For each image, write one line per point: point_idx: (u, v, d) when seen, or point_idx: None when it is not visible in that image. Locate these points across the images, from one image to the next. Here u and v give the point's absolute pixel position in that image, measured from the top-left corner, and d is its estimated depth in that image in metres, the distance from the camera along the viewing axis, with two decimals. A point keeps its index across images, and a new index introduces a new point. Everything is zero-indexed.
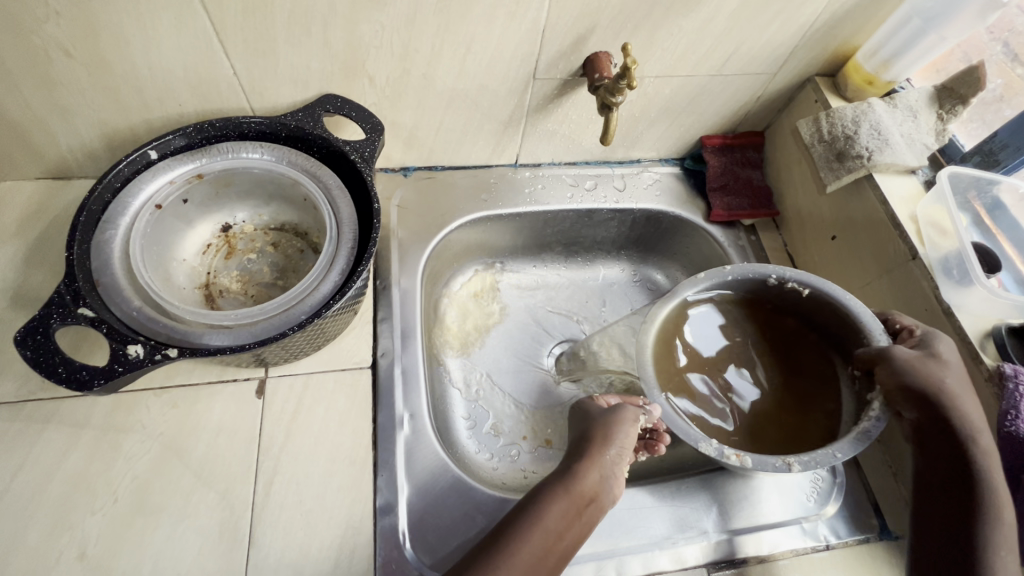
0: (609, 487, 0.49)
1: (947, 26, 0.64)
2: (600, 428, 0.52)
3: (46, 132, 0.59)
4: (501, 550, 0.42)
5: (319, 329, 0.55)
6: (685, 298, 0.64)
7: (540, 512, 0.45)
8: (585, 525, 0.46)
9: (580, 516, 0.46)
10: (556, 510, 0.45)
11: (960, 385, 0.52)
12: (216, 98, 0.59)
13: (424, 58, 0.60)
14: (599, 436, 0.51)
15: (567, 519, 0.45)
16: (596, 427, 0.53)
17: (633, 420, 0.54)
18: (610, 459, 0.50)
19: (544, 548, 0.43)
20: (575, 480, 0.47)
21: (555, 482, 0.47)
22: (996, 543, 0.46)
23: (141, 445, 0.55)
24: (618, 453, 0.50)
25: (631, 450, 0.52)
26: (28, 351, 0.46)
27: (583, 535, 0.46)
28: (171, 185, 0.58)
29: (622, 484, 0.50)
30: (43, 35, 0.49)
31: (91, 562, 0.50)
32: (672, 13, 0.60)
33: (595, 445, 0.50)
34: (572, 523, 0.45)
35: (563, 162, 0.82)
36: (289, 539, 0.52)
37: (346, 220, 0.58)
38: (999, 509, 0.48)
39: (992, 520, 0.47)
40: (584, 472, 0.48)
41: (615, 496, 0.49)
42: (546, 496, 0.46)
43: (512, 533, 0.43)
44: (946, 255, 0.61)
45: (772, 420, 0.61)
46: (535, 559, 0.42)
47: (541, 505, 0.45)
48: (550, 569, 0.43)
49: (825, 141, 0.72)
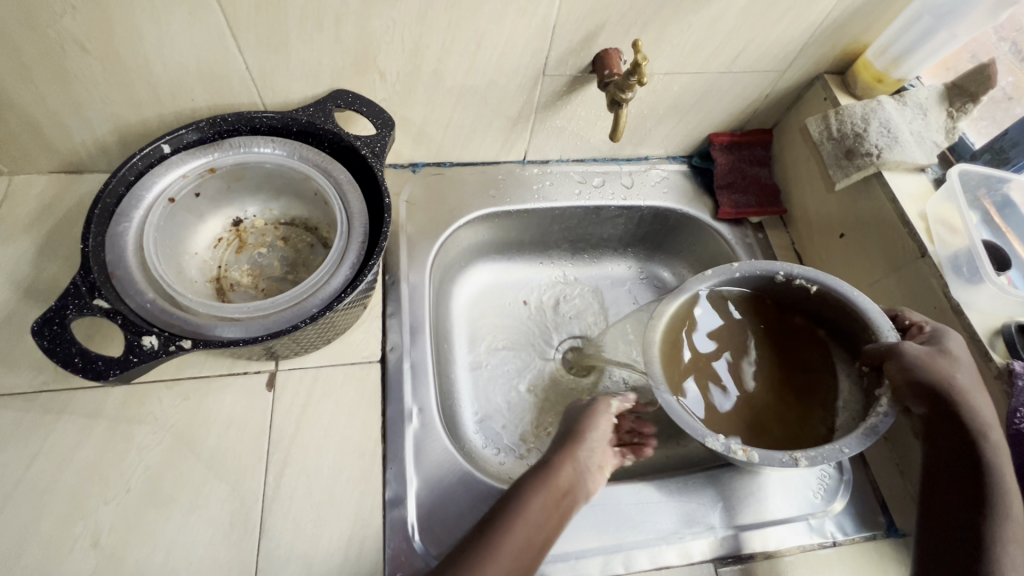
0: (587, 479, 0.51)
1: (958, 24, 0.64)
2: (574, 426, 0.54)
3: (60, 126, 0.60)
4: (490, 538, 0.44)
5: (330, 322, 0.56)
6: (692, 295, 0.64)
7: (525, 500, 0.47)
8: (565, 514, 0.48)
9: (561, 505, 0.48)
10: (540, 499, 0.47)
11: (972, 382, 0.52)
12: (228, 93, 0.59)
13: (434, 54, 0.60)
14: (578, 429, 0.54)
15: (548, 510, 0.47)
16: (574, 422, 0.55)
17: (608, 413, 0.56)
18: (589, 450, 0.52)
19: (528, 535, 0.45)
20: (556, 471, 0.49)
21: (536, 473, 0.49)
22: (1003, 536, 0.46)
23: (153, 436, 0.56)
24: (593, 447, 0.53)
25: (607, 443, 0.55)
26: (45, 341, 0.46)
27: (563, 523, 0.48)
28: (184, 179, 0.59)
29: (600, 477, 0.53)
30: (58, 29, 0.50)
31: (105, 550, 0.50)
32: (682, 10, 0.60)
33: (573, 437, 0.53)
34: (553, 512, 0.47)
35: (571, 159, 0.82)
36: (300, 530, 0.53)
37: (357, 214, 0.59)
38: (1007, 503, 0.47)
39: (999, 513, 0.47)
40: (561, 466, 0.50)
41: (593, 486, 0.52)
42: (529, 486, 0.48)
43: (497, 527, 0.45)
44: (956, 253, 0.62)
45: (774, 414, 0.62)
46: (521, 547, 0.44)
47: (526, 493, 0.47)
48: (534, 559, 0.44)
49: (834, 139, 0.72)
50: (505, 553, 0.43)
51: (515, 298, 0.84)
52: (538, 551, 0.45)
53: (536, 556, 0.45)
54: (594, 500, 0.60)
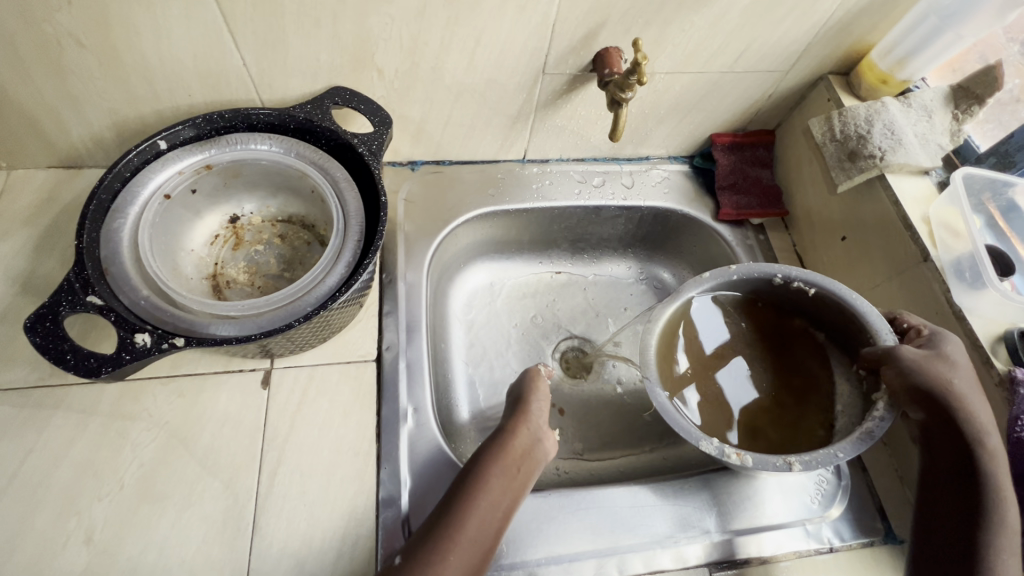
0: (541, 442, 0.53)
1: (965, 24, 0.63)
2: (518, 393, 0.56)
3: (58, 121, 0.60)
4: (457, 511, 0.45)
5: (325, 321, 0.55)
6: (689, 298, 0.63)
7: (484, 472, 0.48)
8: (524, 479, 0.49)
9: (519, 471, 0.49)
10: (496, 468, 0.48)
11: (969, 386, 0.51)
12: (225, 89, 0.59)
13: (433, 51, 0.60)
14: (522, 398, 0.55)
15: (507, 475, 0.48)
16: (517, 392, 0.57)
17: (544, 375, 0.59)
18: (535, 415, 0.54)
19: (492, 505, 0.46)
20: (510, 439, 0.51)
21: (491, 443, 0.50)
22: (995, 544, 0.46)
23: (147, 433, 0.56)
24: (538, 410, 0.55)
25: (550, 407, 0.57)
26: (38, 337, 0.46)
27: (524, 488, 0.49)
28: (179, 175, 0.58)
29: (553, 438, 0.54)
30: (54, 24, 0.49)
31: (98, 546, 0.50)
32: (684, 9, 0.60)
33: (519, 406, 0.54)
34: (513, 478, 0.48)
35: (571, 158, 0.82)
36: (293, 528, 0.53)
37: (353, 213, 0.58)
38: (1001, 510, 0.47)
39: (993, 520, 0.47)
40: (514, 433, 0.51)
41: (548, 449, 0.53)
42: (485, 456, 0.49)
43: (459, 497, 0.46)
44: (959, 257, 0.61)
45: (769, 415, 0.62)
46: (486, 516, 0.45)
47: (484, 464, 0.48)
48: (500, 522, 0.46)
49: (837, 141, 0.71)
50: (469, 527, 0.44)
51: (514, 297, 0.83)
52: (503, 518, 0.46)
53: (501, 523, 0.46)
54: (588, 503, 0.60)
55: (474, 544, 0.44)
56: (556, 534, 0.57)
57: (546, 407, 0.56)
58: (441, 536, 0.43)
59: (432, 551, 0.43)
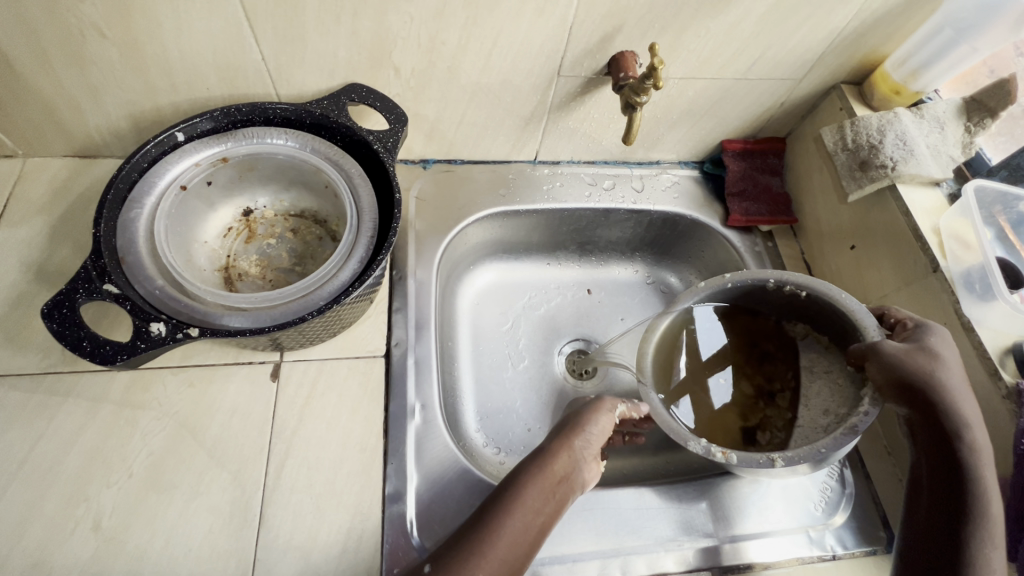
0: (582, 469, 0.51)
1: (982, 36, 0.63)
2: (574, 418, 0.55)
3: (77, 110, 0.60)
4: (490, 525, 0.44)
5: (336, 315, 0.56)
6: (687, 308, 0.65)
7: (520, 487, 0.47)
8: (560, 504, 0.48)
9: (558, 492, 0.48)
10: (535, 487, 0.47)
11: (956, 381, 0.51)
12: (242, 84, 0.60)
13: (450, 51, 0.60)
14: (577, 424, 0.54)
15: (545, 494, 0.47)
16: (572, 417, 0.55)
17: (610, 409, 0.57)
18: (584, 442, 0.53)
19: (525, 525, 0.45)
20: (551, 460, 0.50)
21: (533, 461, 0.50)
22: (982, 538, 0.45)
23: (157, 421, 0.56)
24: (588, 438, 0.53)
25: (607, 439, 0.55)
26: (54, 324, 0.47)
27: (560, 510, 0.48)
28: (195, 167, 0.59)
29: (596, 468, 0.53)
30: (78, 15, 0.50)
31: (105, 533, 0.51)
32: (700, 15, 0.60)
33: (568, 429, 0.54)
34: (549, 499, 0.47)
35: (583, 161, 0.82)
36: (300, 520, 0.53)
37: (366, 208, 0.59)
38: (986, 504, 0.47)
39: (977, 515, 0.46)
40: (556, 453, 0.51)
41: (589, 477, 0.52)
42: (525, 475, 0.48)
43: (494, 514, 0.45)
44: (969, 269, 0.61)
45: (757, 415, 0.63)
46: (518, 535, 0.44)
47: (524, 482, 0.48)
48: (530, 543, 0.45)
49: (848, 150, 0.71)
50: (502, 541, 0.44)
51: (520, 296, 0.83)
52: (536, 537, 0.45)
53: (533, 542, 0.45)
54: (593, 503, 0.60)
55: (506, 561, 0.43)
56: (561, 534, 0.58)
57: (600, 438, 0.55)
58: (468, 549, 0.43)
59: (463, 560, 0.42)
